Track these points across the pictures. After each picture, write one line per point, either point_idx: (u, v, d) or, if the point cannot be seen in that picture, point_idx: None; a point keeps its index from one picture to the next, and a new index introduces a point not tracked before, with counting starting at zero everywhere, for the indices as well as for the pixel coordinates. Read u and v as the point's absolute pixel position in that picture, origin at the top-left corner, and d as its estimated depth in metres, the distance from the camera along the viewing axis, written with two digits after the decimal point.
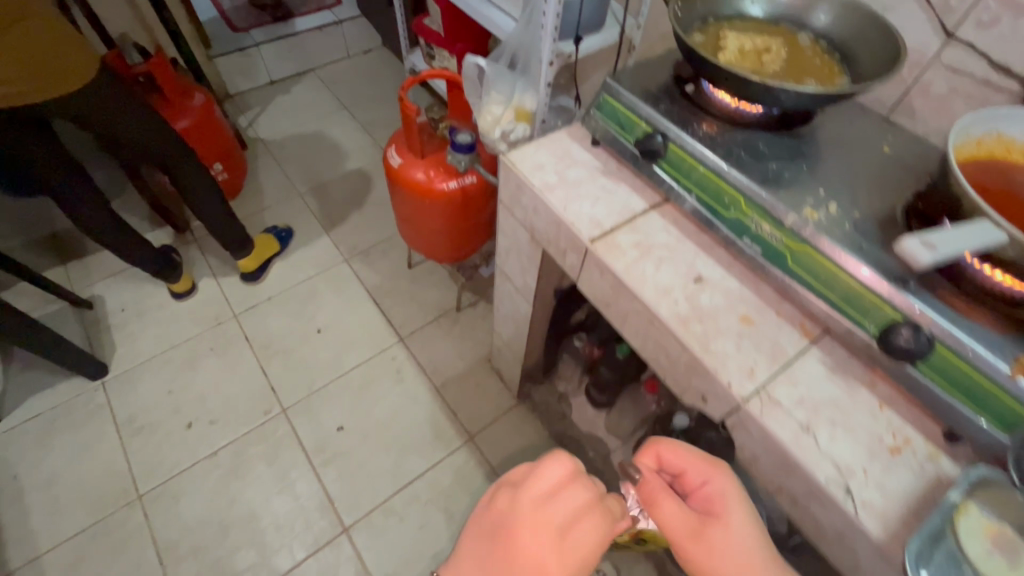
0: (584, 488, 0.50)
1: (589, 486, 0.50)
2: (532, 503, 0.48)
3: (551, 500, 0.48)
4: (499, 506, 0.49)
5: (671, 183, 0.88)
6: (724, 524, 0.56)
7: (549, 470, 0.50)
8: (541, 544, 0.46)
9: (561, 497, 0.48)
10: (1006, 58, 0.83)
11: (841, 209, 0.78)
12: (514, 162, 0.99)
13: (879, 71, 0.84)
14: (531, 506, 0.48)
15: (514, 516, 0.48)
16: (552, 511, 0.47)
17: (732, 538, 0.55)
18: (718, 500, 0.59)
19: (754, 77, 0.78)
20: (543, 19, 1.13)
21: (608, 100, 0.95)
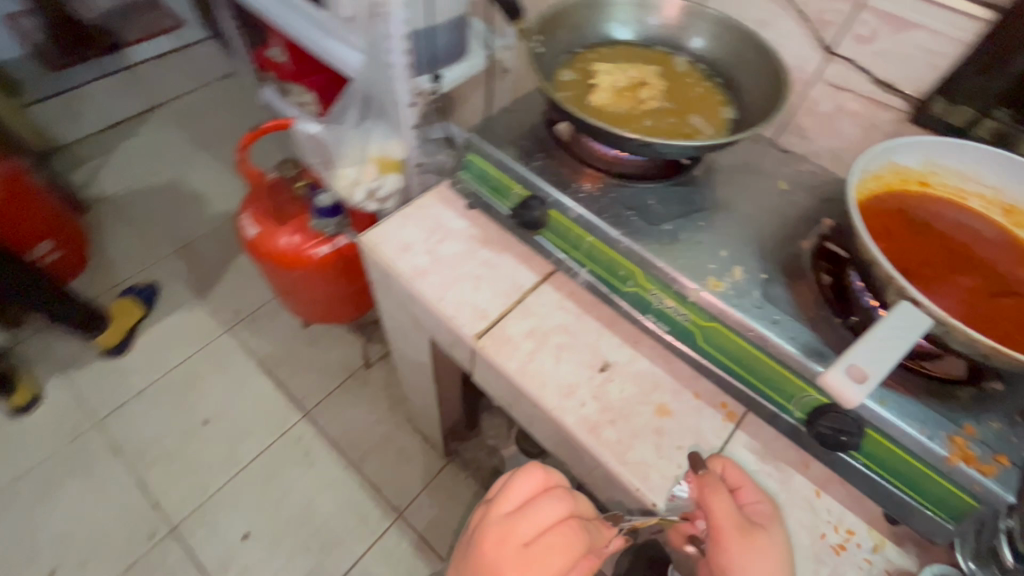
0: (568, 550, 0.52)
1: (573, 542, 0.52)
2: (510, 566, 0.51)
3: (531, 563, 0.51)
4: (487, 524, 0.54)
5: (560, 254, 0.76)
6: (770, 534, 0.55)
7: (532, 483, 0.57)
8: (503, 552, 0.51)
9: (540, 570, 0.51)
10: (888, 74, 0.77)
11: (747, 271, 0.68)
12: (374, 244, 0.81)
13: (766, 103, 0.74)
14: (513, 564, 0.51)
15: (492, 522, 0.54)
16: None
17: (776, 548, 0.54)
18: (763, 514, 0.57)
19: (630, 135, 0.66)
20: (389, 58, 0.95)
21: (474, 159, 0.81)
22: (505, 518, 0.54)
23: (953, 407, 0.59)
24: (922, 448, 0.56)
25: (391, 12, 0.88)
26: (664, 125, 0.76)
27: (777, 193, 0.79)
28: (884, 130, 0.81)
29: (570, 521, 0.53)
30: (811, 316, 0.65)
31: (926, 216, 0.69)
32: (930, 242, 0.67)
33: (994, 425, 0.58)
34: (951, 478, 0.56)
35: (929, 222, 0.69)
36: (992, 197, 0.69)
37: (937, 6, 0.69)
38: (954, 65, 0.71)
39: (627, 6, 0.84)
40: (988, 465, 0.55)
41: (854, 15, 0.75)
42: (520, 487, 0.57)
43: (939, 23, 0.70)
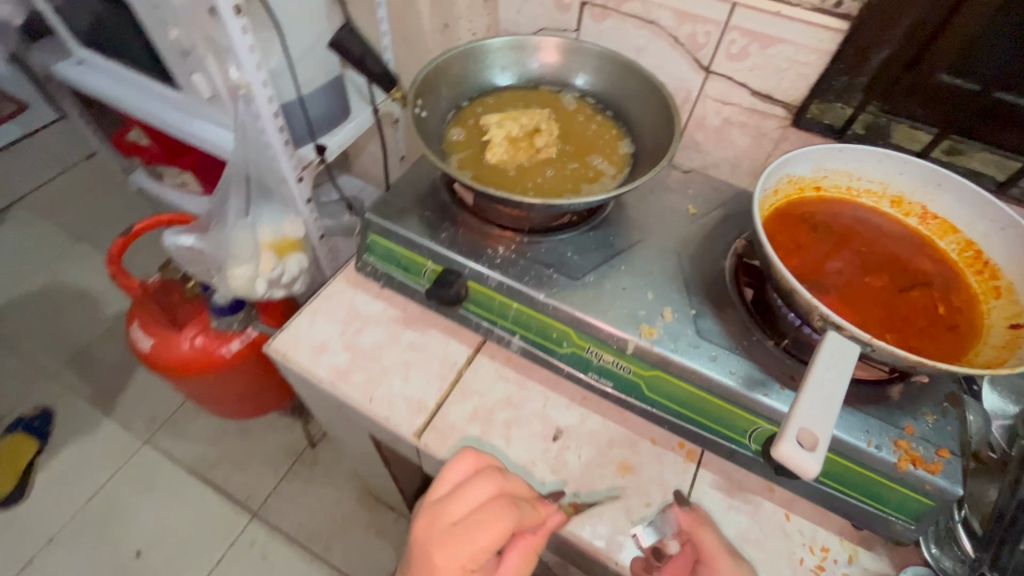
0: (495, 524, 0.48)
1: (501, 517, 0.48)
2: (438, 545, 0.48)
3: (456, 537, 0.48)
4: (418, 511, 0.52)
5: (488, 326, 0.72)
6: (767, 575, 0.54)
7: (458, 468, 0.55)
8: (431, 532, 0.49)
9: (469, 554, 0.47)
10: (765, 86, 0.79)
11: (677, 310, 0.67)
12: (285, 351, 0.73)
13: (660, 135, 0.74)
14: (440, 540, 0.48)
15: (426, 509, 0.52)
16: (451, 561, 0.47)
17: None
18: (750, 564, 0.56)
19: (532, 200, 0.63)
20: (264, 138, 0.87)
21: (377, 240, 0.75)
22: (437, 501, 0.52)
23: (891, 409, 0.61)
24: (872, 458, 0.58)
25: (255, 93, 0.80)
26: (566, 172, 0.74)
27: (687, 216, 0.80)
28: (771, 136, 0.84)
29: (504, 496, 0.51)
30: (746, 344, 0.65)
31: (828, 221, 0.72)
32: (834, 248, 0.69)
33: (929, 420, 0.61)
34: (904, 482, 0.57)
35: (831, 226, 0.71)
36: (880, 192, 0.72)
37: (797, 21, 0.71)
38: (821, 72, 0.74)
39: (503, 51, 0.81)
40: (934, 463, 0.57)
41: (723, 35, 0.76)
42: (453, 472, 0.55)
43: (801, 36, 0.72)
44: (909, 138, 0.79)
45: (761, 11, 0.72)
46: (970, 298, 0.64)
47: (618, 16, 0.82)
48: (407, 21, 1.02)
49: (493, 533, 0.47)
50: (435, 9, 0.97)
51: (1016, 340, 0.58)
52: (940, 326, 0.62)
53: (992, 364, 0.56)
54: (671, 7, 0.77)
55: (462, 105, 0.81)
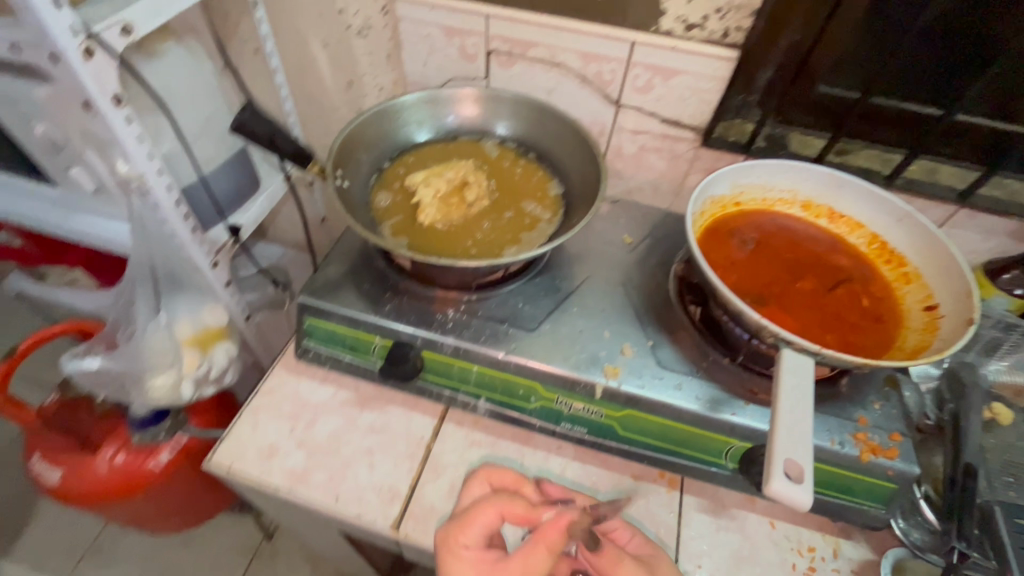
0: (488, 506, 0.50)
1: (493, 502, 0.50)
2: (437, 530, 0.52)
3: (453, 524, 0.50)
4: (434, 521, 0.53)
5: (450, 393, 0.69)
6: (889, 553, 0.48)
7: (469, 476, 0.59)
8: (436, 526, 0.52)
9: (466, 530, 0.49)
10: (672, 113, 0.83)
11: (635, 344, 0.68)
12: (230, 464, 0.66)
13: (587, 173, 0.75)
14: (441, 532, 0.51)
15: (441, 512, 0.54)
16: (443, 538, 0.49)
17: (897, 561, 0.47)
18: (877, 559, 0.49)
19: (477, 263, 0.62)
20: (168, 229, 0.79)
21: (317, 323, 0.70)
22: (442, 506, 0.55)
23: (843, 404, 0.65)
24: (838, 456, 0.61)
25: (150, 185, 0.73)
26: (502, 222, 0.73)
27: (624, 246, 0.81)
28: (685, 157, 0.88)
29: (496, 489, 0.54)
30: (705, 366, 0.67)
31: (753, 233, 0.76)
32: (764, 259, 0.73)
33: (877, 406, 0.65)
34: (869, 472, 0.61)
35: (757, 237, 0.75)
36: (791, 198, 0.78)
37: (692, 53, 0.76)
38: (721, 96, 0.79)
39: (418, 106, 0.79)
40: (890, 448, 0.61)
41: (627, 70, 0.80)
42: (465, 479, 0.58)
43: (697, 66, 0.77)
44: (803, 144, 0.86)
45: (658, 46, 0.76)
46: (886, 286, 0.71)
47: (524, 62, 0.83)
48: (307, 83, 0.98)
49: (488, 514, 0.50)
50: (337, 69, 0.94)
51: (934, 321, 0.64)
52: (868, 318, 0.68)
53: (919, 348, 0.62)
54: (574, 49, 0.79)
55: (383, 167, 0.78)
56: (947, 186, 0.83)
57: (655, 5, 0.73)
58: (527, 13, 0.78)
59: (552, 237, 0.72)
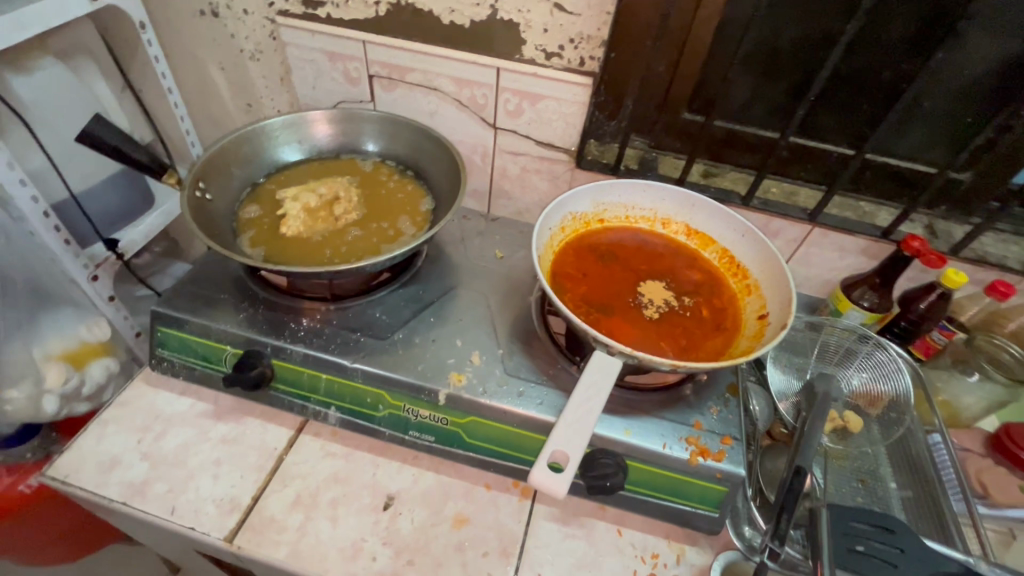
0: None
1: None
2: None
3: None
4: None
5: (302, 402, 0.69)
6: None
7: None
8: None
9: None
10: (546, 136, 0.87)
11: (485, 354, 0.69)
12: (66, 477, 0.63)
13: (454, 186, 0.77)
14: None
15: None
16: None
17: None
18: None
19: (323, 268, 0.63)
20: (38, 240, 0.76)
21: (169, 332, 0.70)
22: None
23: (680, 410, 0.67)
24: (669, 459, 0.62)
25: (12, 195, 0.71)
26: (368, 234, 0.75)
27: (497, 262, 0.84)
28: (564, 179, 0.92)
29: None
30: (551, 374, 0.68)
31: (611, 248, 0.79)
32: (617, 272, 0.77)
33: (714, 412, 0.67)
34: (698, 474, 0.63)
35: (616, 253, 0.79)
36: (652, 216, 0.82)
37: (553, 81, 0.81)
38: (585, 120, 0.84)
39: (291, 127, 0.82)
40: (719, 451, 0.63)
41: (498, 95, 0.84)
42: None
43: (559, 92, 0.82)
44: (672, 166, 0.91)
45: (520, 73, 0.80)
46: (730, 298, 0.74)
47: (404, 86, 0.87)
48: (205, 103, 0.99)
49: None
50: (235, 91, 0.96)
51: (763, 328, 0.67)
52: (709, 327, 0.71)
53: (746, 353, 0.65)
54: (447, 75, 0.84)
55: (256, 183, 0.80)
56: (800, 206, 0.88)
57: (516, 35, 0.78)
58: (401, 40, 0.82)
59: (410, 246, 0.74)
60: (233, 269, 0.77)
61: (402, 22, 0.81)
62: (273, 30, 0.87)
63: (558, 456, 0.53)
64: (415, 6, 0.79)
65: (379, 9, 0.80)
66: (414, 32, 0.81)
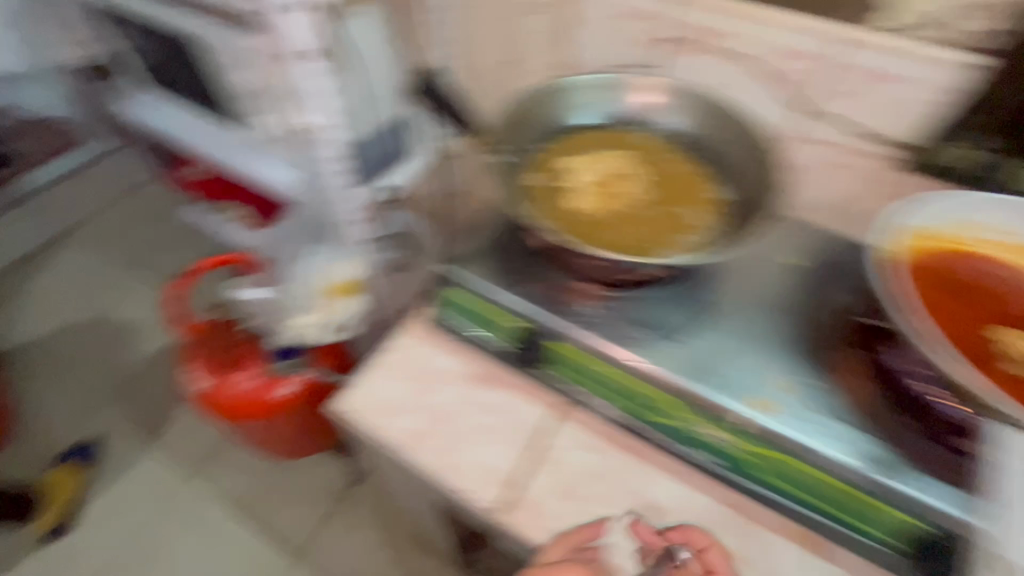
0: None
1: None
2: None
3: None
4: None
5: (576, 391, 0.66)
6: None
7: None
8: None
9: None
10: (874, 125, 0.71)
11: (789, 380, 0.60)
12: (354, 411, 0.68)
13: (766, 180, 0.65)
14: None
15: None
16: None
17: None
18: None
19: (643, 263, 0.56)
20: (327, 181, 0.83)
21: (455, 293, 0.70)
22: None
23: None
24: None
25: (325, 137, 0.77)
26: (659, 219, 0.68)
27: (793, 267, 0.70)
28: (878, 178, 0.75)
29: None
30: (873, 420, 0.57)
31: (957, 280, 0.62)
32: (964, 311, 0.60)
33: None
34: None
35: (965, 289, 0.61)
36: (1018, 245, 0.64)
37: (920, 56, 0.63)
38: (944, 112, 0.66)
39: (571, 90, 0.73)
40: None
41: (826, 71, 0.69)
42: None
43: (918, 73, 0.65)
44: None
45: (869, 48, 0.65)
46: None
47: (706, 53, 0.75)
48: None
49: None
50: None
51: None
52: None
53: None
54: (767, 43, 0.71)
55: (533, 148, 0.72)
56: None
57: None
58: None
59: (709, 239, 0.64)
60: (505, 236, 0.74)
61: None
62: None
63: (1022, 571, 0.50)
64: None
65: None
66: None
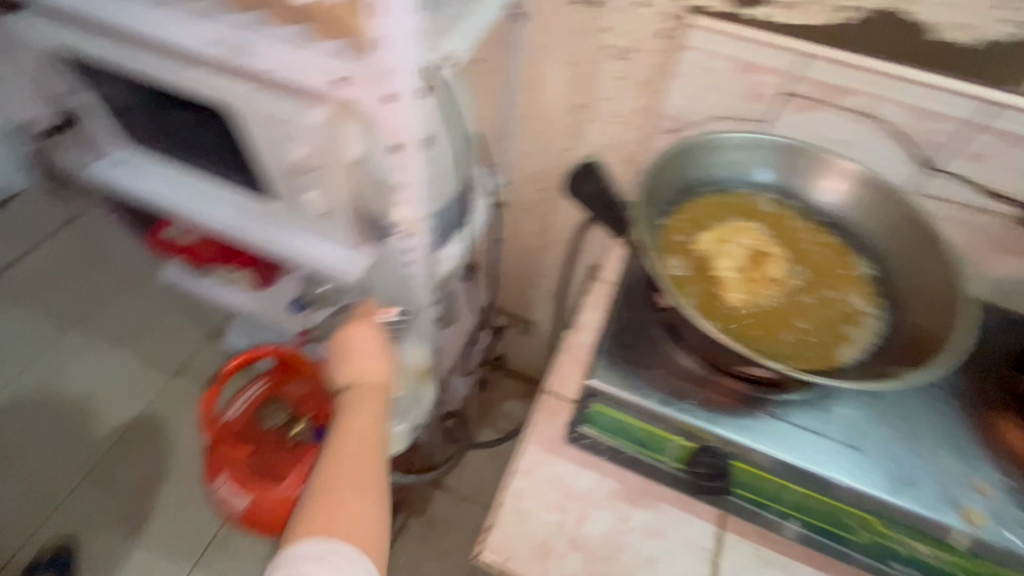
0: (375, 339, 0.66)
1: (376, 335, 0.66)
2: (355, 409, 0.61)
3: (363, 423, 0.60)
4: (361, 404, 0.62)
5: (756, 509, 0.60)
6: None
7: (361, 358, 0.65)
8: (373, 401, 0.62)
9: (360, 359, 0.65)
10: (1002, 185, 0.68)
11: (988, 480, 0.56)
12: (506, 560, 0.58)
13: (931, 263, 0.61)
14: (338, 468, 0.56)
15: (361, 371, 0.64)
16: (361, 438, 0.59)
17: None
18: None
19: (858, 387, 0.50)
20: (407, 271, 0.71)
21: (603, 410, 0.60)
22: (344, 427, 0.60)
23: None
24: None
25: (417, 230, 0.65)
26: (815, 305, 0.62)
27: None
28: (995, 233, 0.72)
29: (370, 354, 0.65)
30: None
31: None
32: None
33: None
34: None
35: None
36: None
37: None
38: None
39: (702, 150, 0.67)
40: None
41: (961, 134, 0.66)
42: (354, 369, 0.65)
43: None
44: None
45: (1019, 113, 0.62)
46: None
47: (827, 109, 0.70)
48: (533, 101, 0.86)
49: (361, 340, 0.65)
50: (575, 90, 0.83)
51: None
52: None
53: None
54: (901, 103, 0.66)
55: (661, 223, 0.65)
56: None
57: None
58: (857, 57, 0.64)
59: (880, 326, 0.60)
60: (638, 328, 0.65)
61: (867, 35, 0.63)
62: (669, 28, 0.71)
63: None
64: (902, 18, 0.61)
65: (844, 16, 0.63)
66: (878, 49, 0.63)
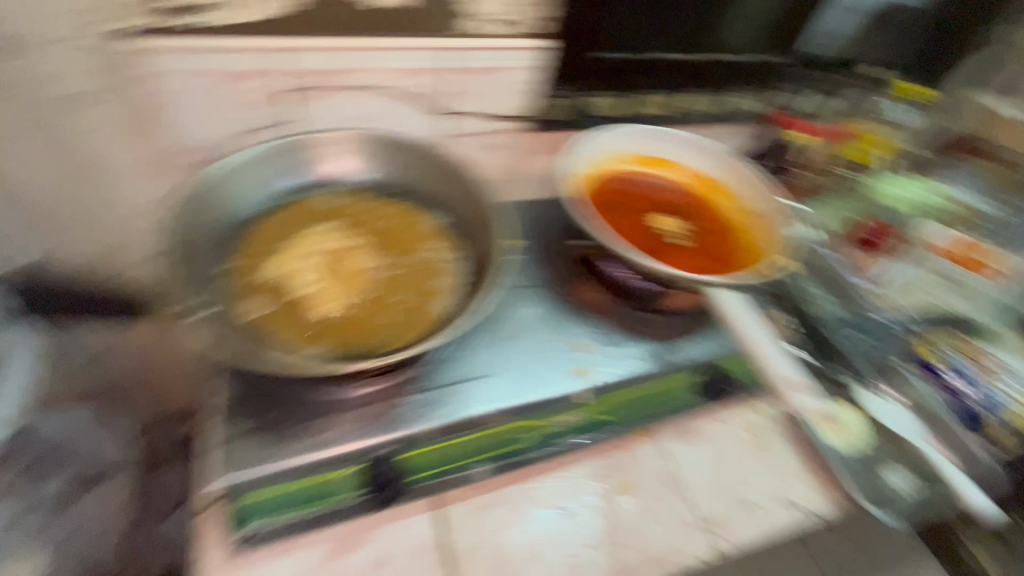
0: None
1: None
2: None
3: None
4: None
5: (443, 477, 0.62)
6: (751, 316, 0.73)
7: None
8: None
9: None
10: (495, 109, 0.82)
11: (578, 340, 0.71)
12: None
13: (463, 195, 0.70)
14: None
15: None
16: None
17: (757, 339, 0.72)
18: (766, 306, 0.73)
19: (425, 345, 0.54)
20: None
21: (255, 498, 0.56)
22: None
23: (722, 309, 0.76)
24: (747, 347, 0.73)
25: None
26: (399, 277, 0.65)
27: None
28: (516, 147, 0.89)
29: None
30: (630, 328, 0.74)
31: (607, 200, 0.82)
32: (622, 220, 0.81)
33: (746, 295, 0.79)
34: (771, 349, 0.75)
35: (620, 200, 0.83)
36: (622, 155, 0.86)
37: (502, 50, 0.76)
38: (534, 83, 0.81)
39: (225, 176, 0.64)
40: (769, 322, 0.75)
41: (441, 80, 0.76)
42: None
43: (506, 61, 0.77)
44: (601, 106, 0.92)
45: (465, 50, 0.73)
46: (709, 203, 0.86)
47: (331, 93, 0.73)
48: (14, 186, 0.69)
49: None
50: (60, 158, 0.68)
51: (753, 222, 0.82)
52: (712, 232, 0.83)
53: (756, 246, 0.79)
54: (382, 70, 0.72)
55: (230, 268, 0.62)
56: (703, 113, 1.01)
57: (450, 8, 0.71)
58: (320, 40, 0.67)
59: (452, 267, 0.66)
60: (259, 389, 0.61)
61: (312, 19, 0.66)
62: (114, 59, 0.62)
63: (795, 382, 0.76)
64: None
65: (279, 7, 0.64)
66: (332, 28, 0.67)
